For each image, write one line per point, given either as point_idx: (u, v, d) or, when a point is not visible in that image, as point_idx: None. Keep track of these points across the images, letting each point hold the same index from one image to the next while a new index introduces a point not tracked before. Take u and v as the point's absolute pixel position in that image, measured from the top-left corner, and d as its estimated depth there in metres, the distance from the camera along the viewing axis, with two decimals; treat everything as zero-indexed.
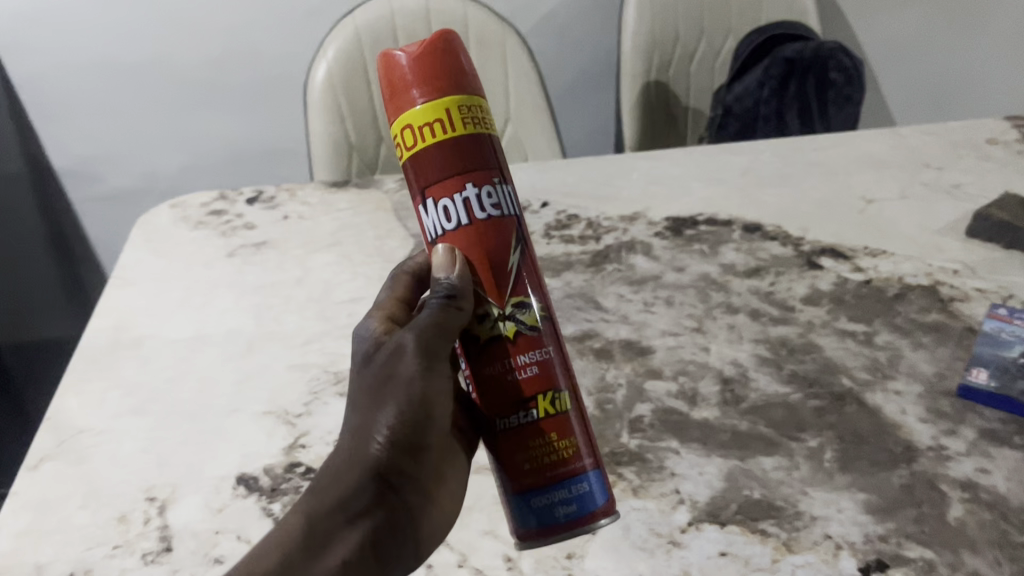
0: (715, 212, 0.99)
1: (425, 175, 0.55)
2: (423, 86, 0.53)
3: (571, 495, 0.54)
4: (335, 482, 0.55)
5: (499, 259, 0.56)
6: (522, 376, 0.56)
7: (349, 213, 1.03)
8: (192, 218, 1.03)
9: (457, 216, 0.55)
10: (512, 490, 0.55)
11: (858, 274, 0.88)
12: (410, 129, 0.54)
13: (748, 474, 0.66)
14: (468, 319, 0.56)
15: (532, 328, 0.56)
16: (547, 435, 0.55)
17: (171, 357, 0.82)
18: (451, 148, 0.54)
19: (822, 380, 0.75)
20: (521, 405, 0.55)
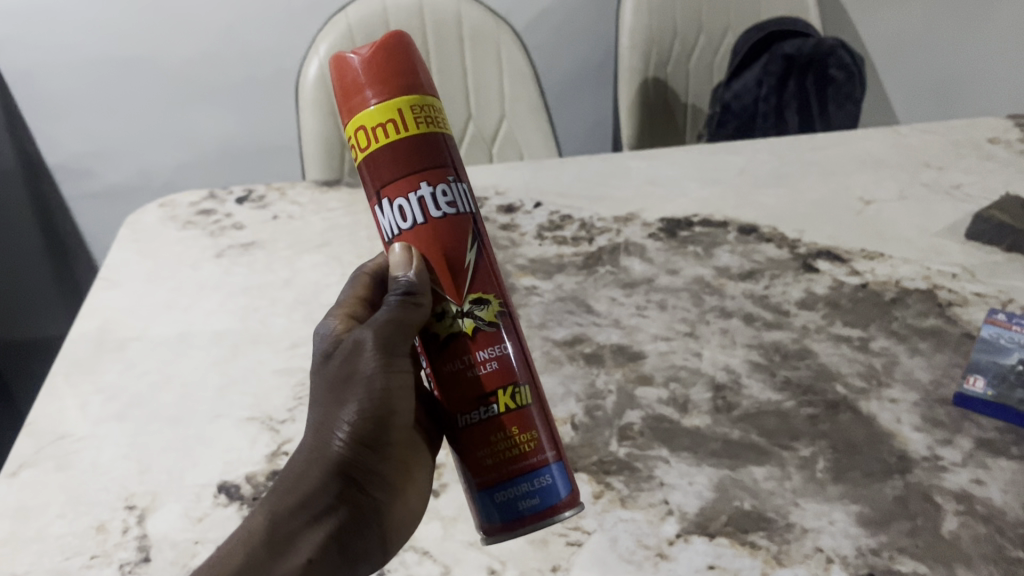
0: (710, 213, 0.98)
1: (380, 175, 0.54)
2: (375, 86, 0.52)
3: (533, 488, 0.54)
4: (298, 482, 0.55)
5: (456, 256, 0.55)
6: (482, 372, 0.55)
7: (339, 212, 1.01)
8: (181, 218, 1.02)
9: (412, 215, 0.54)
10: (475, 486, 0.55)
11: (855, 278, 0.86)
12: (364, 129, 0.53)
13: (738, 485, 0.65)
14: (427, 317, 0.56)
15: (491, 324, 0.55)
16: (509, 429, 0.54)
17: (155, 362, 0.80)
18: (405, 148, 0.53)
19: (816, 387, 0.73)
20: (481, 401, 0.55)
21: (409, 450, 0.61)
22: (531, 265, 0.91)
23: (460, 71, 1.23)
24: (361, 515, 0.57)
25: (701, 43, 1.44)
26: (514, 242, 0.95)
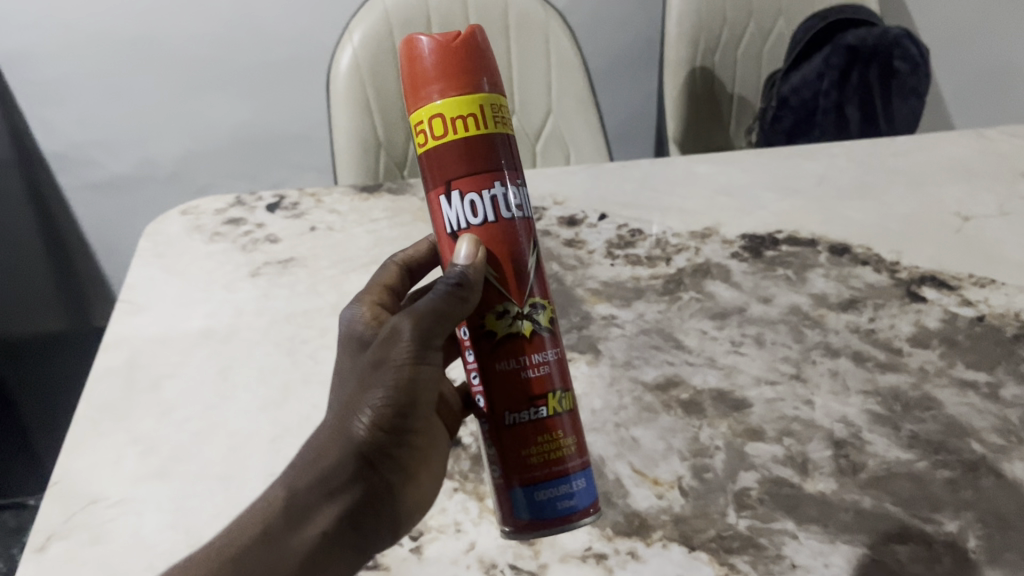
0: (795, 229, 0.89)
1: (452, 166, 0.51)
2: (462, 77, 0.49)
3: (573, 489, 0.52)
4: (317, 461, 0.52)
5: (521, 259, 0.53)
6: (534, 373, 0.53)
7: (385, 223, 0.91)
8: (207, 228, 0.92)
9: (481, 212, 0.51)
10: (516, 481, 0.52)
11: (968, 309, 0.78)
12: (439, 118, 0.50)
13: (882, 568, 0.57)
14: (482, 311, 0.53)
15: (547, 329, 0.53)
16: (552, 431, 0.52)
17: (195, 406, 0.71)
18: (482, 144, 0.50)
19: (949, 444, 0.65)
20: (531, 401, 0.52)
21: (429, 439, 0.56)
22: (604, 289, 0.82)
23: (506, 62, 1.15)
24: (378, 500, 0.52)
25: (751, 32, 1.34)
26: (582, 261, 0.86)
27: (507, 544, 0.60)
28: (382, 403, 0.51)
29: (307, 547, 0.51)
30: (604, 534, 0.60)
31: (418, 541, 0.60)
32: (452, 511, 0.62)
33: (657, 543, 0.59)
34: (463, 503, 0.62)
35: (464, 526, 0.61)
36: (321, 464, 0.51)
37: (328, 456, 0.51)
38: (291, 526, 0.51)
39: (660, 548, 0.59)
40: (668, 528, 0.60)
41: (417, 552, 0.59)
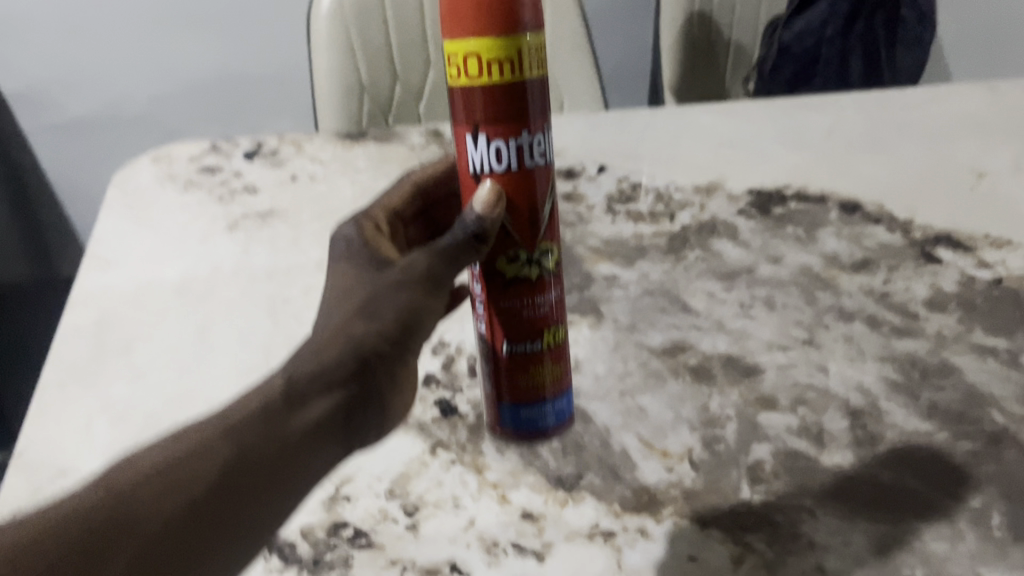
0: (803, 184, 0.85)
1: (481, 109, 0.49)
2: (503, 17, 0.46)
3: (555, 409, 0.57)
4: (318, 355, 0.47)
5: (539, 208, 0.52)
6: (536, 312, 0.55)
7: (372, 173, 0.86)
8: (181, 177, 0.86)
9: (506, 159, 0.50)
10: (505, 398, 0.57)
11: (986, 271, 0.74)
12: (476, 57, 0.47)
13: (905, 546, 0.54)
14: (497, 254, 0.53)
15: (553, 274, 0.54)
16: (545, 363, 0.56)
17: (172, 370, 0.66)
18: (516, 90, 0.48)
19: (970, 415, 0.62)
20: (529, 335, 0.55)
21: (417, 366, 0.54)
22: (606, 248, 0.78)
23: None
24: (363, 421, 0.49)
25: None
26: (582, 218, 0.82)
27: (509, 521, 0.56)
28: (392, 321, 0.49)
29: (302, 432, 0.45)
30: (612, 510, 0.57)
31: (414, 518, 0.56)
32: (450, 486, 0.58)
33: (668, 520, 0.56)
34: (462, 477, 0.59)
35: (464, 502, 0.57)
36: (322, 360, 0.47)
37: (331, 352, 0.47)
38: (285, 411, 0.45)
39: (670, 525, 0.55)
40: (678, 503, 0.57)
41: (413, 530, 0.55)
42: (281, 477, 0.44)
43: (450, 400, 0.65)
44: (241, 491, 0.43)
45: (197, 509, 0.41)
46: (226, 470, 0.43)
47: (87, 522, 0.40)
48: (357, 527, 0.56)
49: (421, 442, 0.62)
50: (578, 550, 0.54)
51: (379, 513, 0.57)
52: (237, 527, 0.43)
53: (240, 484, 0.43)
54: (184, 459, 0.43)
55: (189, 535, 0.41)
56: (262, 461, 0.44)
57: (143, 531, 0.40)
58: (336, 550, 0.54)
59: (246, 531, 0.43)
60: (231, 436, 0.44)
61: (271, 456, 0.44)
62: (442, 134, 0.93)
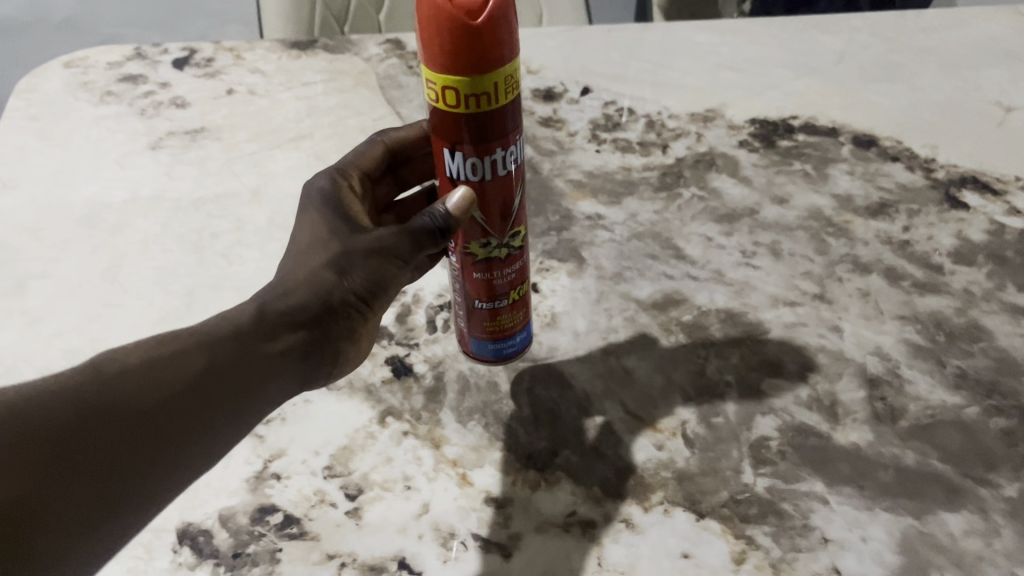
0: (812, 114, 0.75)
1: (455, 129, 0.42)
2: (480, 58, 0.39)
3: (520, 342, 0.54)
4: (284, 293, 0.43)
5: (508, 205, 0.47)
6: (503, 279, 0.50)
7: (320, 89, 0.75)
8: (98, 86, 0.74)
9: (482, 173, 0.44)
10: (472, 336, 0.53)
11: (1017, 219, 0.65)
12: (453, 90, 0.40)
13: (931, 544, 0.46)
14: (466, 242, 0.48)
15: (520, 250, 0.49)
16: (512, 313, 0.52)
17: (72, 317, 0.55)
18: (496, 116, 0.42)
19: (1003, 386, 0.54)
20: (497, 295, 0.51)
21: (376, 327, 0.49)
22: (589, 182, 0.68)
23: None
24: (318, 370, 0.45)
25: None
26: (561, 146, 0.71)
27: (469, 507, 0.47)
28: (355, 286, 0.44)
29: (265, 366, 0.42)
30: (591, 496, 0.48)
31: (356, 503, 0.47)
32: (400, 463, 0.49)
33: (657, 508, 0.47)
34: (415, 452, 0.50)
35: (416, 483, 0.48)
36: (287, 299, 0.43)
37: (297, 294, 0.43)
38: (250, 340, 0.42)
39: (660, 515, 0.47)
40: (670, 488, 0.48)
41: (354, 518, 0.46)
42: (241, 404, 0.41)
43: (404, 358, 0.56)
44: (202, 409, 0.39)
45: (155, 417, 0.38)
46: (189, 384, 0.39)
47: (50, 414, 0.37)
48: (288, 512, 0.47)
49: (368, 408, 0.52)
50: (551, 543, 0.46)
51: (315, 496, 0.47)
52: (192, 445, 0.39)
53: (200, 401, 0.39)
54: (148, 365, 0.39)
55: (146, 443, 0.38)
56: (226, 382, 0.40)
57: (101, 433, 0.37)
58: (261, 541, 0.45)
59: (203, 451, 0.40)
60: (199, 355, 0.40)
61: (234, 379, 0.41)
62: (403, 44, 0.81)
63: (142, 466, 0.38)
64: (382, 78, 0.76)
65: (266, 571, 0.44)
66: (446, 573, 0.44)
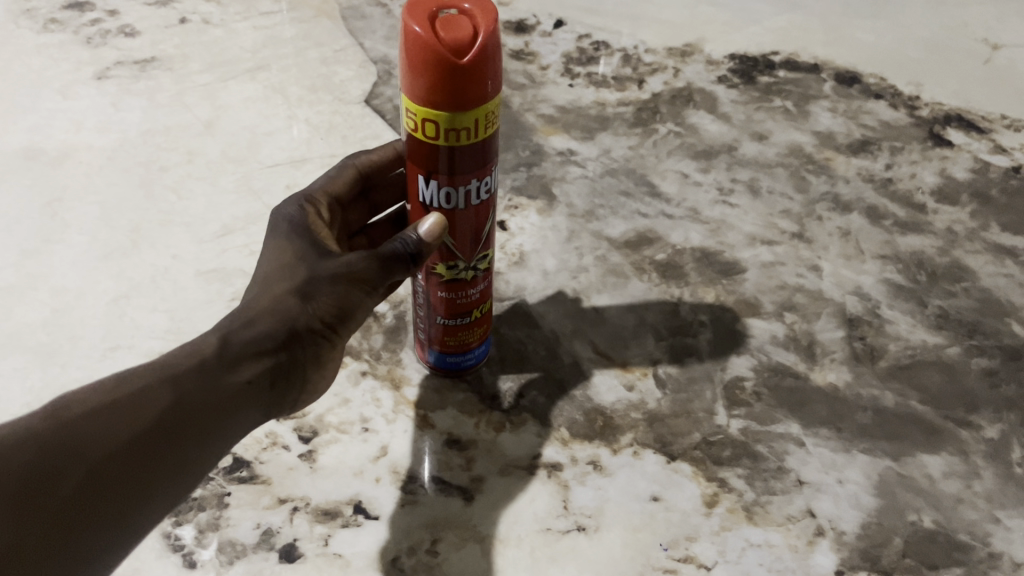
0: (793, 50, 0.72)
1: (431, 159, 0.38)
2: (463, 93, 0.35)
3: (480, 359, 0.48)
4: (248, 319, 0.38)
5: (478, 232, 0.42)
6: (466, 300, 0.44)
7: (279, 20, 0.71)
8: (39, 13, 0.70)
9: (455, 202, 0.40)
10: (429, 348, 0.47)
11: (1002, 157, 0.63)
12: (433, 123, 0.36)
13: (910, 486, 0.45)
14: (433, 263, 0.43)
15: (487, 273, 0.44)
16: (473, 331, 0.46)
17: (9, 254, 0.52)
18: (474, 150, 0.38)
19: (986, 326, 0.52)
20: (458, 314, 0.45)
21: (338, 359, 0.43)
22: (561, 116, 0.65)
23: None
24: (281, 401, 0.39)
25: None
26: (533, 80, 0.68)
27: (429, 450, 0.45)
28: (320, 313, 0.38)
29: (232, 399, 0.36)
30: (559, 437, 0.46)
31: (310, 445, 0.45)
32: (358, 405, 0.47)
33: (626, 450, 0.45)
34: (373, 393, 0.47)
35: (374, 425, 0.46)
36: (252, 327, 0.37)
37: (263, 322, 0.38)
38: (216, 370, 0.36)
39: (629, 457, 0.45)
40: (640, 430, 0.46)
41: (308, 461, 0.44)
42: (209, 439, 0.35)
43: None
44: (172, 445, 0.34)
45: (120, 463, 0.32)
46: (156, 424, 0.34)
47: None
48: (238, 457, 0.44)
49: None
50: (515, 487, 0.43)
51: (267, 439, 0.45)
52: (159, 492, 0.34)
53: (169, 439, 0.34)
54: (111, 406, 0.33)
55: (108, 492, 0.32)
56: (196, 419, 0.35)
57: (59, 483, 0.31)
58: (208, 484, 0.43)
59: (172, 494, 0.34)
60: (167, 390, 0.34)
61: (204, 415, 0.35)
62: None
63: (107, 520, 0.32)
64: (344, 9, 0.72)
65: (214, 516, 0.42)
66: (403, 518, 0.42)
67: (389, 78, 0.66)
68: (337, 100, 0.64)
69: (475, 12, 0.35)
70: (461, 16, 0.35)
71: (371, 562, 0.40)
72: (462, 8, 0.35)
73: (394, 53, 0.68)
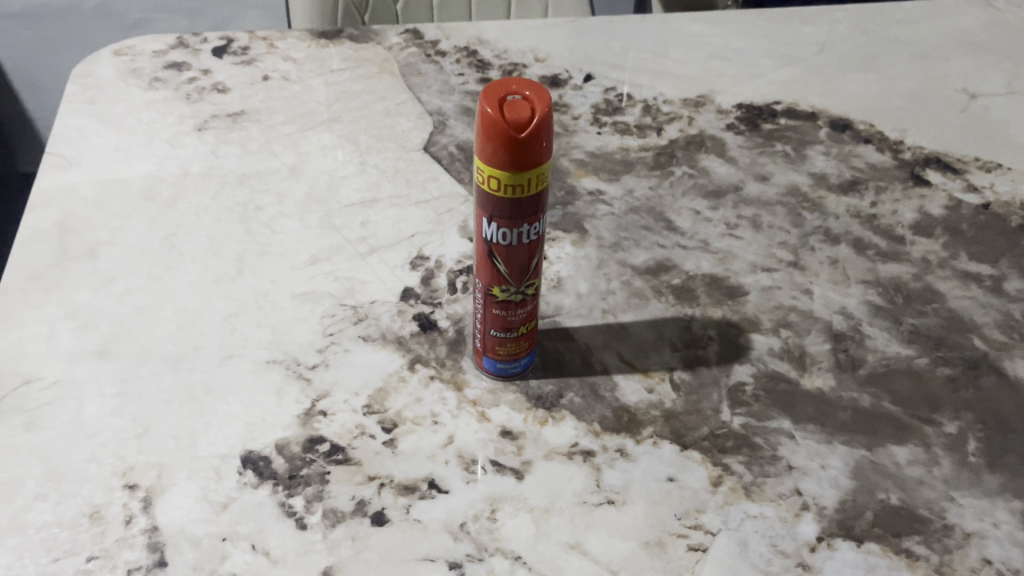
0: (793, 100, 0.83)
1: (494, 206, 0.49)
2: (521, 159, 0.46)
3: (525, 366, 0.59)
4: None
5: (529, 265, 0.52)
6: (517, 318, 0.55)
7: (347, 76, 0.83)
8: (145, 72, 0.82)
9: (511, 240, 0.50)
10: (484, 357, 0.58)
11: (973, 195, 0.74)
12: (497, 179, 0.47)
13: (880, 471, 0.55)
14: (491, 287, 0.53)
15: (534, 297, 0.54)
16: (521, 343, 0.57)
17: (139, 279, 0.64)
18: (528, 201, 0.48)
19: (951, 341, 0.62)
20: (509, 328, 0.55)
21: None
22: (590, 160, 0.76)
23: None
24: None
25: None
26: (566, 128, 0.79)
27: (487, 439, 0.55)
28: None
29: None
30: (592, 430, 0.56)
31: (392, 435, 0.55)
32: (428, 402, 0.57)
33: (647, 440, 0.56)
34: (440, 393, 0.58)
35: (442, 419, 0.56)
36: None
37: None
38: None
39: (650, 446, 0.55)
40: (658, 425, 0.56)
41: (390, 447, 0.55)
42: None
43: (429, 314, 0.63)
44: None
45: None
46: None
47: None
48: (333, 442, 0.55)
49: (398, 357, 0.60)
50: (557, 470, 0.54)
51: (356, 429, 0.56)
52: None
53: None
54: None
55: None
56: None
57: None
58: (312, 465, 0.54)
59: None
60: None
61: None
62: (420, 33, 0.88)
63: None
64: (403, 66, 0.84)
65: (318, 490, 0.52)
66: (469, 492, 0.53)
67: (443, 129, 0.77)
68: (400, 148, 0.75)
69: (534, 98, 0.46)
70: (523, 101, 0.45)
71: (444, 526, 0.51)
72: (524, 94, 0.46)
73: (447, 107, 0.79)
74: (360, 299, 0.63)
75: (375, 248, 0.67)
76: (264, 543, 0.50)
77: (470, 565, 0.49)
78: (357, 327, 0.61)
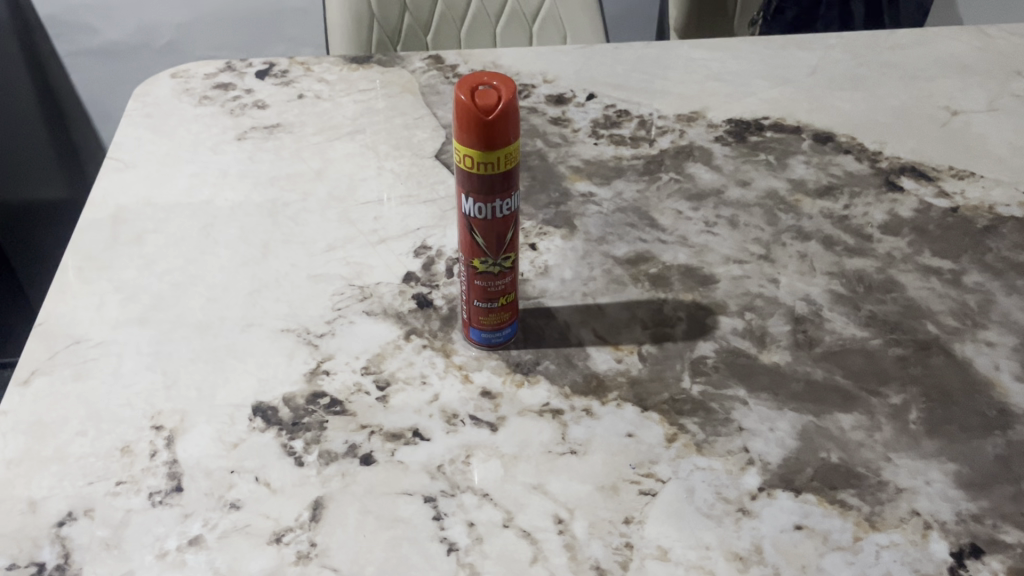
0: (781, 116, 0.89)
1: (470, 183, 0.56)
2: (489, 139, 0.53)
3: (508, 335, 0.65)
4: None
5: (503, 238, 0.59)
6: (497, 288, 0.62)
7: (372, 95, 0.92)
8: (196, 91, 0.92)
9: (486, 214, 0.58)
10: (471, 327, 0.65)
11: (943, 200, 0.79)
12: (470, 158, 0.55)
13: (824, 433, 0.60)
14: (472, 259, 0.60)
15: (511, 269, 0.61)
16: (500, 312, 0.64)
17: (177, 260, 0.73)
18: (500, 178, 0.56)
19: (905, 325, 0.67)
20: (490, 297, 0.62)
21: None
22: (586, 167, 0.83)
23: None
24: None
25: None
26: (566, 139, 0.86)
27: (468, 397, 0.62)
28: None
29: None
30: (562, 392, 0.62)
31: (384, 391, 0.63)
32: (419, 366, 0.65)
33: (611, 402, 0.62)
34: (430, 359, 0.65)
35: (430, 379, 0.63)
36: None
37: None
38: None
39: (614, 407, 0.61)
40: (623, 390, 0.63)
41: (383, 401, 0.62)
42: None
43: (426, 294, 0.70)
44: None
45: None
46: None
47: None
48: (333, 397, 0.62)
49: (396, 330, 0.67)
50: (529, 425, 0.60)
51: (354, 386, 0.63)
52: None
53: None
54: None
55: None
56: None
57: None
58: (313, 414, 0.61)
59: None
60: None
61: None
62: (442, 58, 0.97)
63: None
64: (423, 87, 0.93)
65: (317, 434, 0.60)
66: (448, 440, 0.59)
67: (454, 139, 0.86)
68: (415, 156, 0.84)
69: (501, 88, 0.53)
70: (492, 90, 0.53)
71: (423, 466, 0.58)
72: (493, 85, 0.53)
73: None
74: (367, 281, 0.71)
75: (384, 239, 0.75)
76: (267, 476, 0.57)
77: (443, 499, 0.56)
78: (362, 303, 0.69)
